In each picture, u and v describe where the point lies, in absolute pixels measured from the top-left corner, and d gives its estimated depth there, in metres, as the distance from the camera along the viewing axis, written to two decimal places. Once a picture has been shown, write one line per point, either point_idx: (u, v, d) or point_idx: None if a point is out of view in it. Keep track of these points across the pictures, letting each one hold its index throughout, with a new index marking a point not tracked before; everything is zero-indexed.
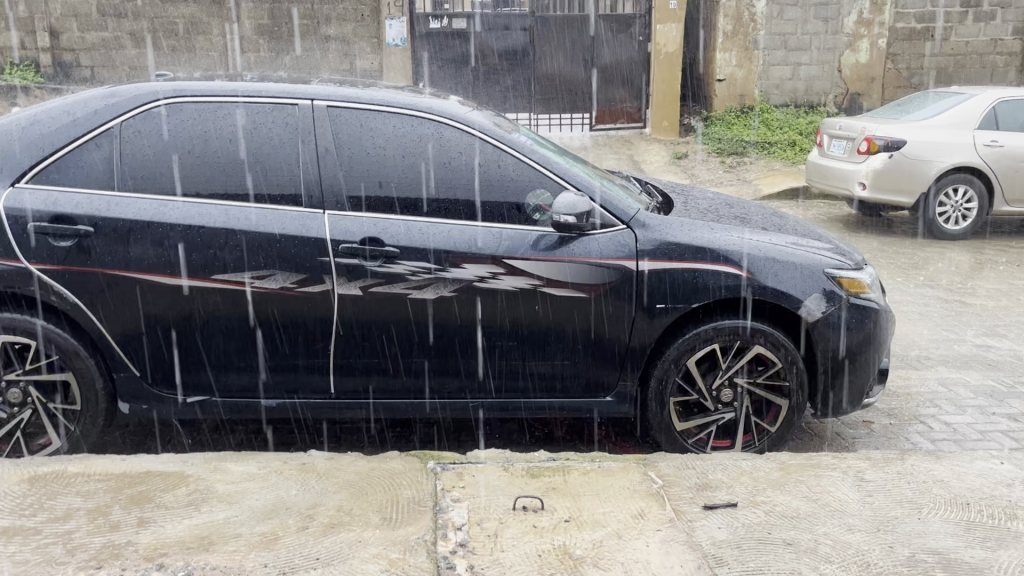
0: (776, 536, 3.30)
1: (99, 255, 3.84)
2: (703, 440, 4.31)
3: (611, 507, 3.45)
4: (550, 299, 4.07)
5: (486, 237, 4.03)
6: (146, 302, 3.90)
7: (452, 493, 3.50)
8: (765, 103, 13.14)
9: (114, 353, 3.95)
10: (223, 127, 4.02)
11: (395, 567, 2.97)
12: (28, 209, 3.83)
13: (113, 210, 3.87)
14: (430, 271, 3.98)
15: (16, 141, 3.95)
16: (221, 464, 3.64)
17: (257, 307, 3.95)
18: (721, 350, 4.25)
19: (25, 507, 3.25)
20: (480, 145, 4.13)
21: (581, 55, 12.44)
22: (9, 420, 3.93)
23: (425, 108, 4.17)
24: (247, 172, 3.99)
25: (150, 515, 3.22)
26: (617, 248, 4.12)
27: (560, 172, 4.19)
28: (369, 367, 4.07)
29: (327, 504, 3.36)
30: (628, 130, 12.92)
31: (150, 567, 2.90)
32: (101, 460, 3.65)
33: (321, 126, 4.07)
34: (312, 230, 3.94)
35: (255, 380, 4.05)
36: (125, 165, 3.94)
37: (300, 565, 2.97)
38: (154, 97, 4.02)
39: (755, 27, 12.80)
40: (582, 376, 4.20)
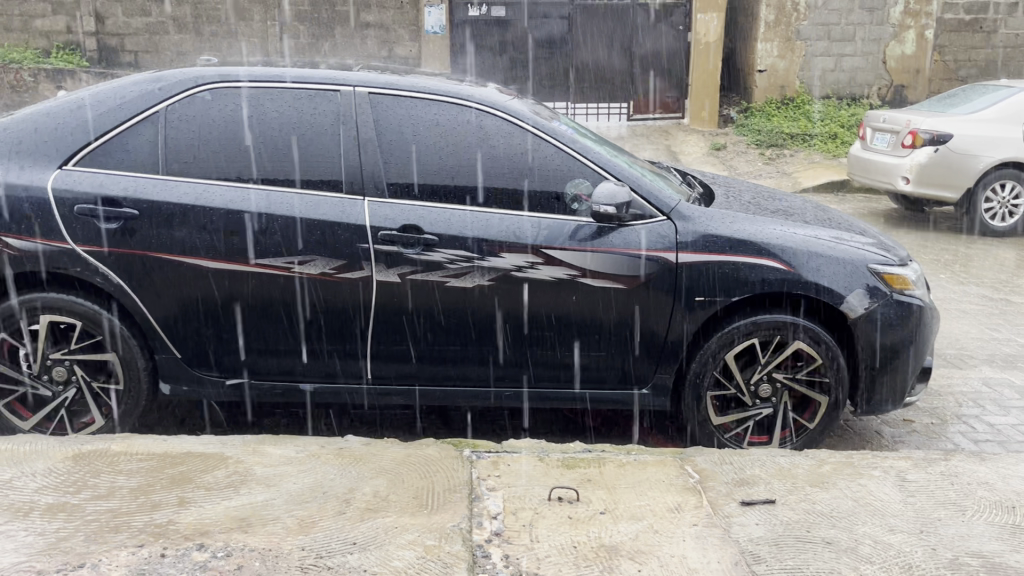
0: (816, 534, 3.26)
1: (144, 238, 3.89)
2: (740, 434, 4.27)
3: (647, 501, 3.43)
4: (589, 290, 4.05)
5: (525, 226, 4.02)
6: (188, 285, 3.94)
7: (487, 482, 3.51)
8: (806, 95, 12.90)
9: (157, 335, 4.00)
10: (266, 112, 4.04)
11: (431, 554, 2.98)
12: (75, 191, 3.88)
13: (158, 194, 3.91)
14: (468, 259, 3.97)
15: (63, 123, 4.00)
16: (259, 447, 3.67)
17: (296, 292, 3.98)
18: (761, 344, 4.19)
19: (70, 484, 3.31)
20: (521, 134, 4.10)
21: (620, 44, 12.33)
22: (54, 398, 4.01)
23: (466, 96, 4.16)
24: (289, 157, 4.01)
25: (190, 495, 3.26)
26: (657, 239, 4.09)
27: (602, 162, 4.16)
28: (406, 355, 4.08)
29: (364, 490, 3.38)
30: (665, 120, 12.75)
31: (191, 547, 2.94)
32: (143, 439, 3.70)
33: (362, 112, 4.07)
34: (351, 216, 3.95)
35: (294, 364, 4.08)
36: (169, 149, 3.98)
37: (337, 549, 2.99)
38: (198, 82, 4.06)
39: (798, 17, 12.57)
40: (618, 369, 4.17)
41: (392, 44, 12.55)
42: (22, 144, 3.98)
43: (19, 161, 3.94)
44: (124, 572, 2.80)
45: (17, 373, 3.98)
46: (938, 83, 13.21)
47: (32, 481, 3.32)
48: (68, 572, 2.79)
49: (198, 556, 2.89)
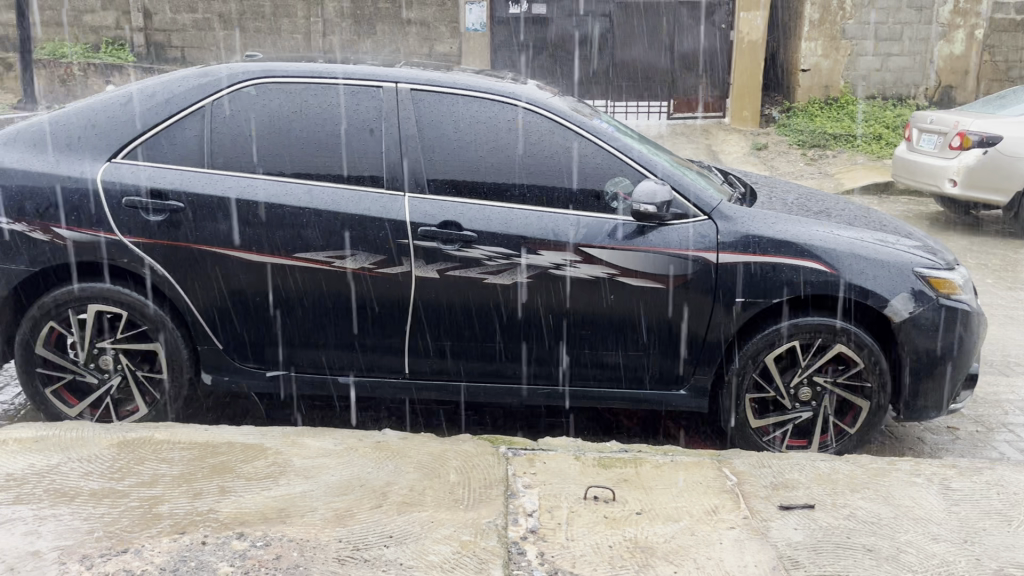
0: (856, 541, 3.21)
1: (189, 231, 3.95)
2: (779, 438, 4.22)
3: (684, 502, 3.41)
4: (627, 289, 4.03)
5: (564, 223, 4.01)
6: (231, 277, 4.00)
7: (523, 479, 3.51)
8: (851, 95, 12.68)
9: (199, 325, 4.06)
10: (310, 107, 4.08)
11: (467, 549, 2.99)
12: (123, 183, 3.95)
13: (203, 187, 3.97)
14: (507, 257, 3.97)
15: (112, 117, 4.07)
16: (298, 438, 3.71)
17: (336, 286, 4.01)
18: (802, 347, 4.13)
19: (114, 470, 3.37)
20: (561, 131, 4.09)
21: (661, 42, 12.21)
22: (100, 385, 4.10)
23: (506, 92, 4.16)
24: (331, 152, 4.04)
25: (231, 485, 3.31)
26: (698, 239, 4.05)
27: (642, 160, 4.13)
28: (444, 350, 4.10)
29: (401, 483, 3.40)
30: (706, 119, 12.58)
31: (231, 536, 2.98)
32: (185, 428, 3.76)
33: (404, 109, 4.10)
34: (392, 211, 3.97)
35: (333, 357, 4.12)
36: (215, 143, 4.04)
37: (374, 542, 3.01)
38: (244, 77, 4.11)
39: (844, 16, 12.32)
40: (655, 369, 4.15)
41: (433, 42, 12.55)
42: (72, 137, 4.06)
43: (70, 153, 4.03)
44: (166, 558, 2.85)
45: (65, 360, 4.08)
46: (988, 83, 12.91)
47: (78, 466, 3.40)
48: (112, 556, 2.85)
49: (238, 545, 2.93)
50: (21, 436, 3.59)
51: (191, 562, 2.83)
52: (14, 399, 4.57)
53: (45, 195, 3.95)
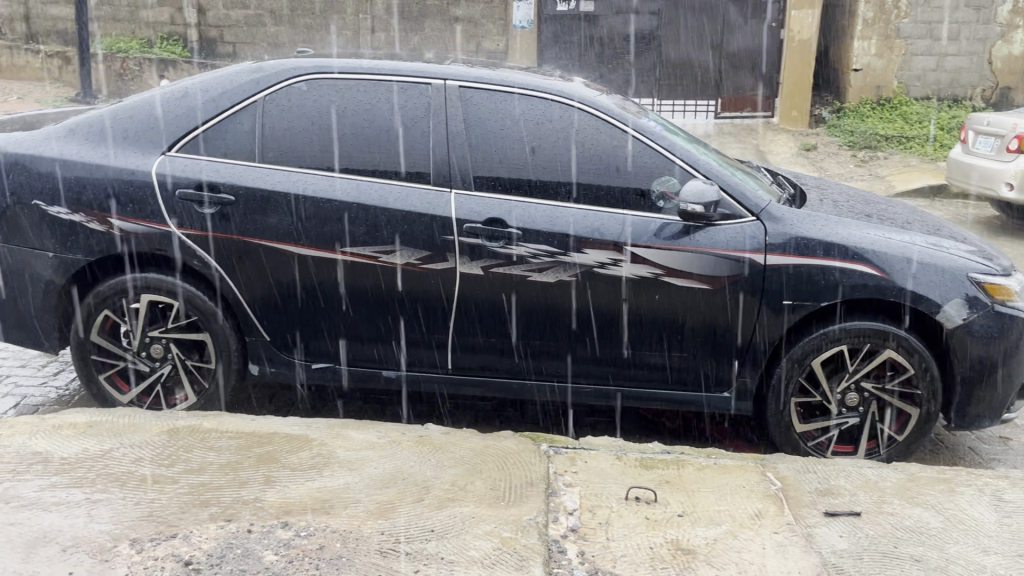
0: (903, 550, 3.15)
1: (239, 223, 4.01)
2: (824, 444, 4.17)
3: (727, 506, 3.38)
4: (672, 289, 4.00)
5: (609, 222, 3.99)
6: (278, 270, 4.05)
7: (564, 477, 3.51)
8: (904, 95, 12.35)
9: (248, 317, 4.13)
10: (360, 104, 4.12)
11: (507, 546, 3.00)
12: (177, 176, 4.03)
13: (254, 180, 4.03)
14: (552, 254, 3.97)
15: (168, 111, 4.15)
16: (342, 431, 3.75)
17: (382, 281, 4.05)
18: (850, 352, 4.06)
19: (164, 457, 3.45)
20: (609, 129, 4.07)
21: (710, 40, 12.04)
22: (151, 373, 4.19)
23: (554, 90, 4.15)
24: (379, 148, 4.07)
25: (276, 475, 3.36)
26: (746, 240, 4.00)
27: (691, 159, 4.10)
28: (487, 347, 4.11)
29: (443, 478, 3.43)
30: (754, 119, 12.35)
31: (276, 525, 3.03)
32: (233, 418, 3.82)
33: (452, 106, 4.11)
34: (438, 208, 3.99)
35: (377, 350, 4.16)
36: (266, 137, 4.10)
37: (416, 535, 3.03)
38: (295, 72, 4.16)
39: (899, 14, 12.00)
40: (699, 370, 4.11)
41: (480, 39, 12.55)
42: (128, 130, 4.15)
43: (126, 146, 4.11)
44: (213, 545, 2.90)
45: (118, 348, 4.17)
46: None
47: (129, 452, 3.48)
48: (161, 541, 2.91)
49: (283, 534, 2.98)
50: (75, 421, 3.69)
51: (237, 550, 2.88)
52: (68, 385, 4.69)
53: (102, 187, 4.04)
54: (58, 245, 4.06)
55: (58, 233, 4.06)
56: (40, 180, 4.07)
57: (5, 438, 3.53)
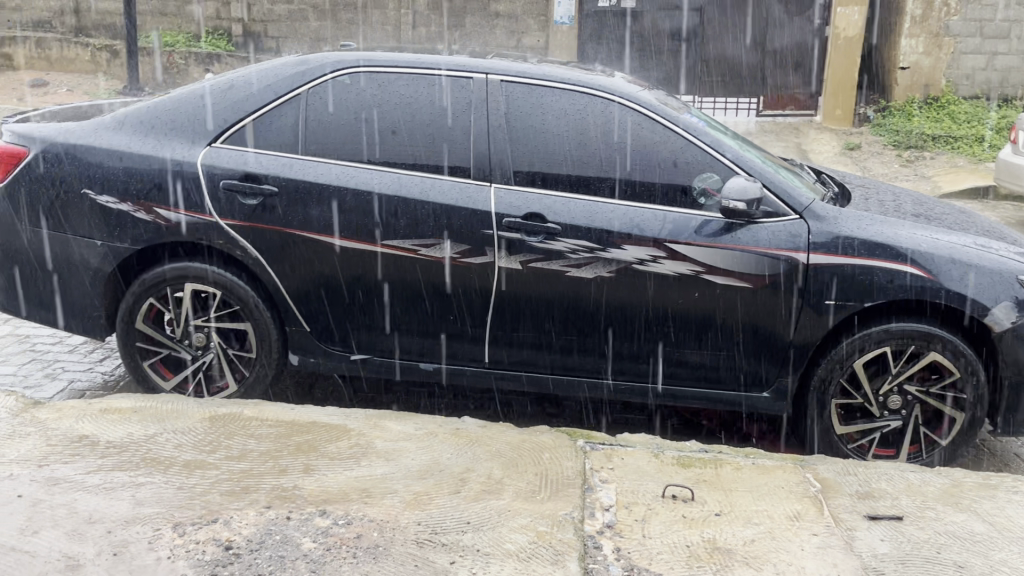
0: (946, 556, 3.09)
1: (281, 215, 4.06)
2: (864, 446, 4.10)
3: (765, 507, 3.34)
4: (712, 287, 3.97)
5: (650, 218, 3.97)
6: (319, 262, 4.09)
7: (601, 473, 3.50)
8: (952, 94, 12.02)
9: (289, 308, 4.17)
10: (402, 97, 4.15)
11: (543, 540, 3.00)
12: (222, 167, 4.09)
13: (296, 172, 4.07)
14: (591, 250, 3.96)
15: (215, 102, 4.21)
16: (381, 421, 3.78)
17: (421, 274, 4.06)
18: (894, 354, 3.99)
19: (206, 443, 3.50)
20: (651, 125, 4.05)
21: (753, 36, 11.81)
22: (194, 361, 4.25)
23: (597, 85, 4.14)
24: (421, 142, 4.09)
25: (315, 463, 3.39)
26: (789, 238, 3.95)
27: (733, 156, 4.06)
28: (524, 342, 4.11)
29: (479, 471, 3.43)
30: (797, 117, 12.05)
31: (314, 513, 3.06)
32: (273, 406, 3.87)
33: (494, 100, 4.12)
34: (478, 202, 4.00)
35: (415, 343, 4.18)
36: (309, 130, 4.14)
37: (451, 527, 3.05)
38: (339, 66, 4.20)
39: (949, 11, 11.69)
40: (739, 369, 4.06)
41: (521, 35, 12.55)
42: (176, 121, 4.21)
43: (173, 137, 4.18)
44: (253, 531, 2.94)
45: (162, 336, 4.24)
46: None
47: (173, 437, 3.54)
48: (202, 525, 2.96)
49: (320, 522, 3.01)
50: (121, 406, 3.77)
51: (276, 536, 2.92)
52: (114, 371, 4.79)
53: (150, 177, 4.11)
54: (105, 233, 4.13)
55: (106, 222, 4.13)
56: (90, 169, 4.14)
57: (53, 421, 3.61)
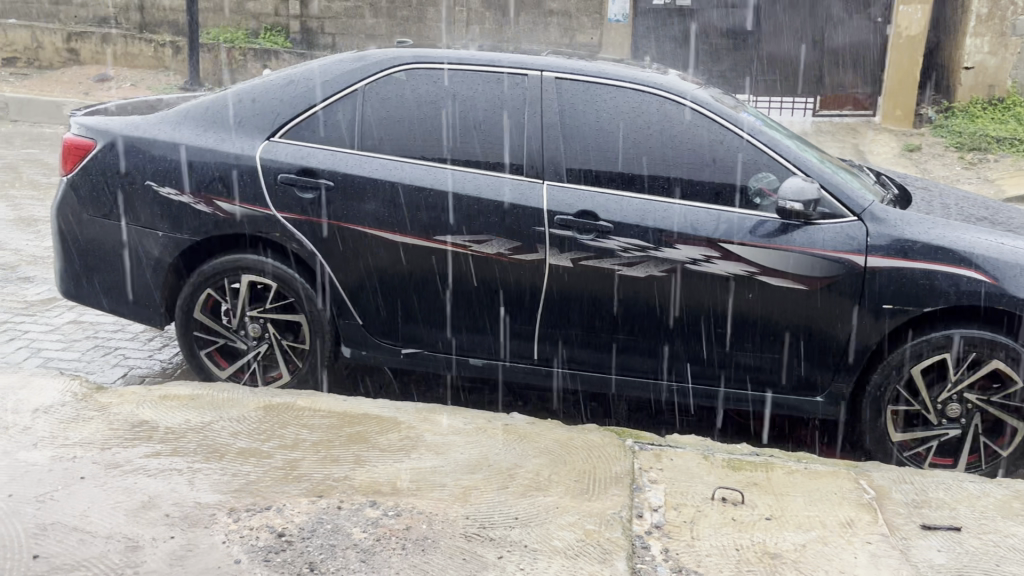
0: (1005, 569, 3.00)
1: (336, 209, 4.11)
2: (921, 455, 4.01)
3: (817, 512, 3.29)
4: (766, 288, 3.91)
5: (704, 217, 3.93)
6: (372, 257, 4.13)
7: (649, 473, 3.48)
8: (1019, 95, 11.59)
9: (342, 301, 4.22)
10: (457, 94, 4.17)
11: (591, 538, 2.99)
12: (280, 161, 4.15)
13: (352, 167, 4.12)
14: (643, 249, 3.93)
15: (274, 98, 4.28)
16: (431, 415, 3.81)
17: (473, 269, 4.08)
18: (953, 361, 3.89)
19: (260, 432, 3.57)
20: (707, 123, 4.00)
21: (810, 35, 11.59)
22: (249, 351, 4.33)
23: (653, 83, 4.11)
24: (475, 138, 4.11)
25: (366, 455, 3.44)
26: (847, 240, 3.88)
27: (791, 156, 4.00)
28: (575, 339, 4.10)
29: (528, 467, 3.44)
30: (855, 117, 11.78)
31: (365, 503, 3.10)
32: (326, 398, 3.93)
33: (548, 97, 4.12)
34: (531, 198, 4.00)
35: (465, 338, 4.20)
36: (365, 125, 4.18)
37: (500, 522, 3.06)
38: (396, 62, 4.24)
39: (1016, 10, 11.27)
40: (792, 373, 4.01)
41: (574, 32, 12.50)
42: (236, 115, 4.30)
43: (232, 132, 4.26)
44: (305, 519, 2.99)
45: (219, 325, 4.33)
46: None
47: (229, 425, 3.61)
48: (256, 512, 3.02)
49: (371, 513, 3.04)
50: (179, 393, 3.86)
51: (327, 525, 2.96)
52: (172, 359, 4.91)
53: (211, 170, 4.19)
54: (168, 224, 4.23)
55: (168, 213, 4.22)
56: (153, 162, 4.25)
57: (115, 406, 3.72)
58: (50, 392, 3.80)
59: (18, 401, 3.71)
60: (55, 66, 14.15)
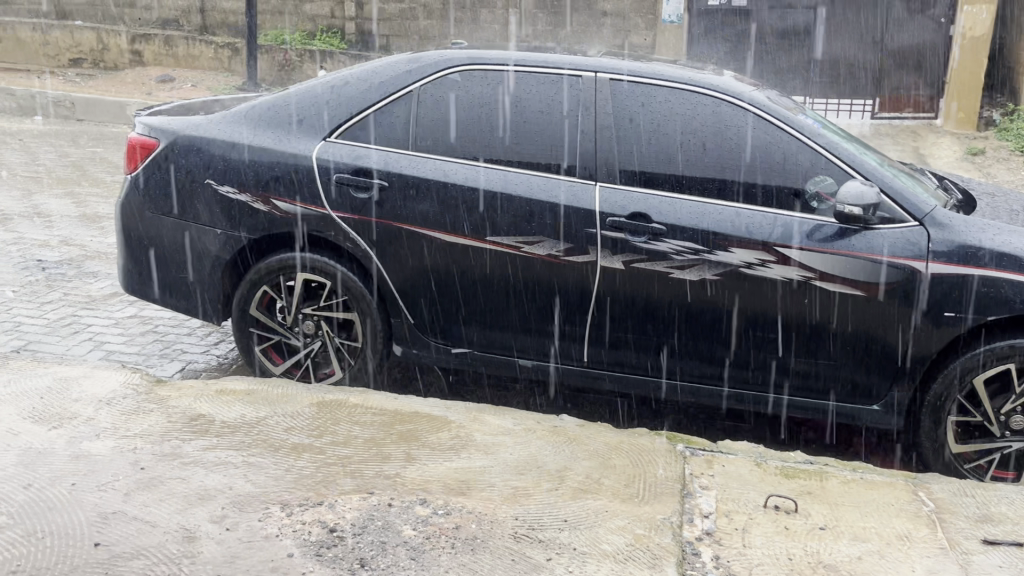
0: None
1: (389, 209, 4.15)
2: (982, 467, 3.90)
3: (874, 523, 3.22)
4: (822, 294, 3.84)
5: (760, 221, 3.88)
6: (423, 256, 4.16)
7: (700, 480, 3.44)
8: None
9: (394, 300, 4.26)
10: (510, 95, 4.18)
11: (641, 543, 2.97)
12: (336, 161, 4.21)
13: (405, 168, 4.16)
14: (696, 252, 3.89)
15: (330, 99, 4.34)
16: (480, 415, 3.83)
17: (524, 270, 4.08)
18: (1018, 372, 3.77)
19: (314, 428, 3.62)
20: (764, 126, 3.95)
21: (870, 36, 11.35)
22: (302, 348, 4.40)
23: (708, 84, 4.06)
24: (527, 140, 4.11)
25: (417, 453, 3.46)
26: (908, 246, 3.79)
27: (850, 159, 3.92)
28: (626, 342, 4.08)
29: (578, 469, 3.43)
30: (915, 120, 11.52)
31: (415, 501, 3.12)
32: (377, 395, 3.97)
33: (602, 99, 4.10)
34: (583, 200, 3.99)
35: (515, 339, 4.20)
36: (419, 127, 4.22)
37: (549, 524, 3.05)
38: (450, 64, 4.26)
39: None
40: (848, 380, 3.93)
41: (628, 34, 12.45)
42: (293, 116, 4.36)
43: (290, 132, 4.33)
44: (357, 515, 3.02)
45: (274, 322, 4.40)
46: None
47: (283, 421, 3.67)
48: (309, 507, 3.06)
49: (421, 511, 3.06)
50: (235, 389, 3.94)
51: (378, 522, 2.99)
52: (228, 354, 5.01)
53: (268, 170, 4.27)
54: (226, 222, 4.32)
55: (226, 212, 4.31)
56: (214, 161, 4.34)
57: (173, 399, 3.81)
58: (112, 384, 3.91)
59: (81, 392, 3.82)
60: (119, 68, 14.54)
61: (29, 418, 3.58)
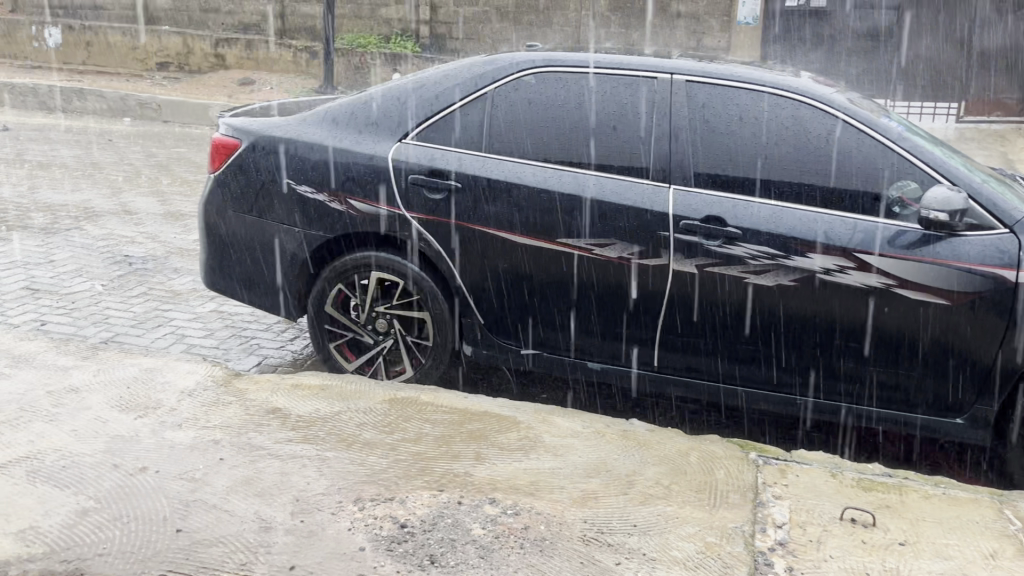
0: None
1: (462, 210, 4.19)
2: None
3: (956, 541, 3.10)
4: (904, 303, 3.72)
5: (839, 226, 3.79)
6: (495, 257, 4.18)
7: (773, 489, 3.37)
8: None
9: (465, 300, 4.30)
10: (584, 97, 4.17)
11: (712, 551, 2.93)
12: (411, 162, 4.27)
13: (479, 169, 4.19)
14: (773, 257, 3.82)
15: (406, 101, 4.40)
16: (549, 417, 3.83)
17: (595, 272, 4.06)
18: None
19: (386, 424, 3.68)
20: (845, 128, 3.85)
21: (957, 37, 10.97)
22: (375, 346, 4.47)
23: (788, 86, 3.98)
24: (601, 141, 4.10)
25: (487, 452, 3.48)
26: (996, 254, 3.64)
27: (935, 163, 3.79)
28: (698, 347, 4.02)
29: (647, 475, 3.40)
30: (1005, 124, 10.75)
31: (484, 500, 3.14)
32: (447, 394, 4.01)
33: (678, 101, 4.06)
34: (657, 203, 3.96)
35: (585, 341, 4.19)
36: (492, 128, 4.24)
37: (617, 528, 3.03)
38: (525, 66, 4.28)
39: None
40: (929, 392, 3.80)
41: (702, 35, 12.32)
42: (370, 117, 4.44)
43: (367, 133, 4.40)
44: (427, 512, 3.05)
45: (347, 320, 4.48)
46: None
47: (356, 416, 3.74)
48: (380, 502, 3.10)
49: (490, 510, 3.08)
50: (310, 384, 4.02)
51: (448, 519, 3.01)
52: (302, 350, 5.12)
53: (345, 170, 4.35)
54: (304, 222, 4.41)
55: (304, 211, 4.41)
56: (293, 161, 4.44)
57: (251, 392, 3.91)
58: (193, 376, 4.04)
59: (164, 383, 3.95)
60: (203, 71, 15.03)
61: (116, 407, 3.72)
